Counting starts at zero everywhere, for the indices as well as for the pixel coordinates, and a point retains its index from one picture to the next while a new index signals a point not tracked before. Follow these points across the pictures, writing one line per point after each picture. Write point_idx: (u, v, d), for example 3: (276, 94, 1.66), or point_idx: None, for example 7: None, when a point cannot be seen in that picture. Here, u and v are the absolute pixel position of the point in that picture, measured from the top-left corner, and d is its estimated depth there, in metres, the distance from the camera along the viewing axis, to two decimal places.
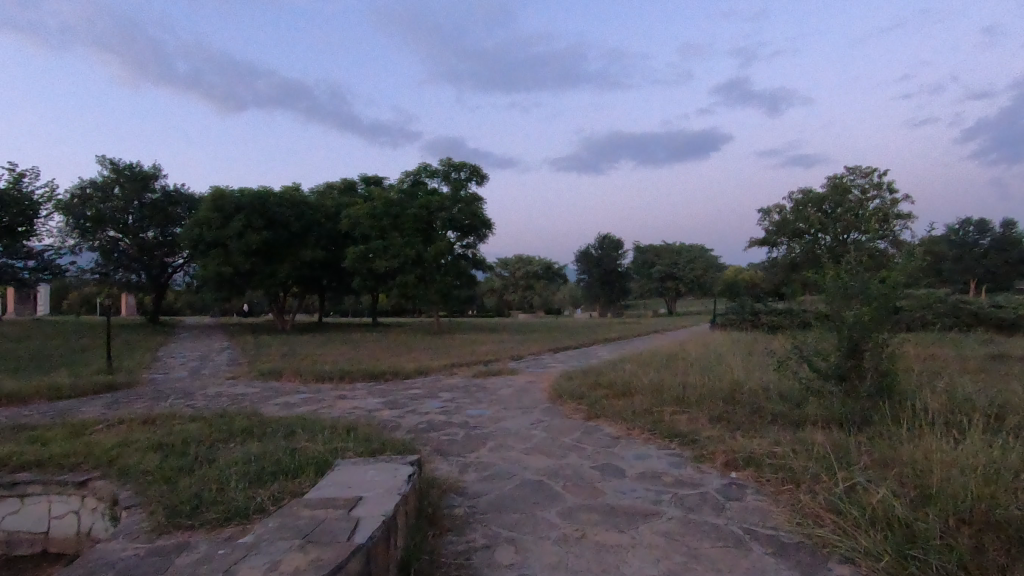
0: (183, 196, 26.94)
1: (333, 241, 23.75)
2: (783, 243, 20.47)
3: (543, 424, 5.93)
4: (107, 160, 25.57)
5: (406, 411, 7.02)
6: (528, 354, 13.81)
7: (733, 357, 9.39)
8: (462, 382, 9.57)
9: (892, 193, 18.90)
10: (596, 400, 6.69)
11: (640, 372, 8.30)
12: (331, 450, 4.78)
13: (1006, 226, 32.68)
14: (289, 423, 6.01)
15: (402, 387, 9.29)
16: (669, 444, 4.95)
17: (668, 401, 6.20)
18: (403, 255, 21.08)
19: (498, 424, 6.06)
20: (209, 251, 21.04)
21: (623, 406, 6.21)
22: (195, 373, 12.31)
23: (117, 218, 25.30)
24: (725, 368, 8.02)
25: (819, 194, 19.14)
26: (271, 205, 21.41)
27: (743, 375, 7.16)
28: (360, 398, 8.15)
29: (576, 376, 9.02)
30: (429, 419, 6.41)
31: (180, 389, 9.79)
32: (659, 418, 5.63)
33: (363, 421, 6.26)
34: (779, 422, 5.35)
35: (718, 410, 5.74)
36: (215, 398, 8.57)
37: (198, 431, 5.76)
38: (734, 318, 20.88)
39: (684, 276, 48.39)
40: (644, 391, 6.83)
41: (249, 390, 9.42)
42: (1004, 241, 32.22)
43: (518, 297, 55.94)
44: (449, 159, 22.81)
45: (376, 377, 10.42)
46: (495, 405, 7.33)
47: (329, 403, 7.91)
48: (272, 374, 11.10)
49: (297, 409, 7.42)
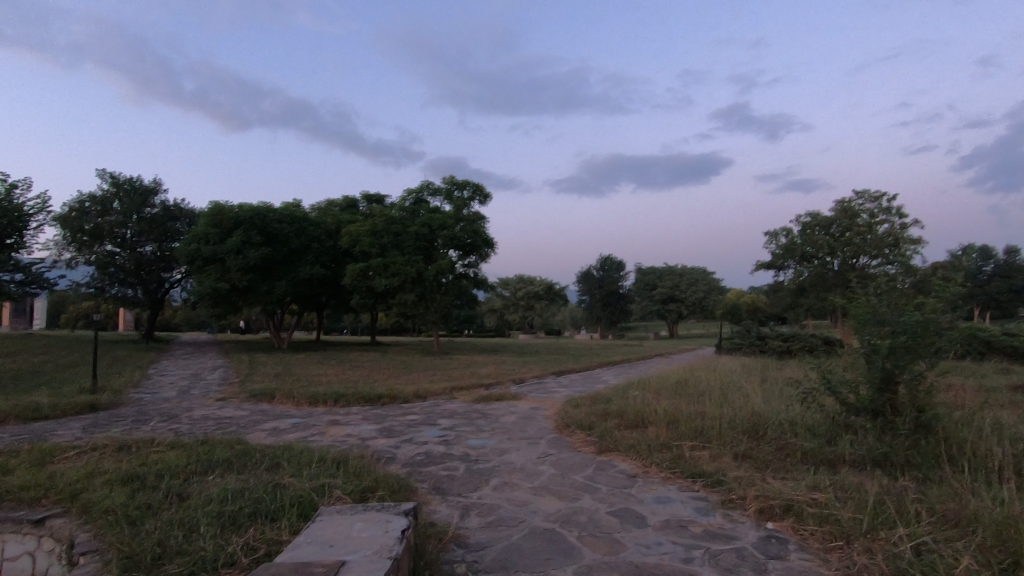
0: (183, 211, 26.77)
1: (332, 259, 23.38)
2: (790, 267, 20.04)
3: (551, 459, 5.46)
4: (108, 173, 25.39)
5: (402, 439, 6.54)
6: (530, 377, 13.30)
7: (749, 385, 8.90)
8: (462, 408, 9.07)
9: (902, 218, 18.51)
10: (606, 431, 6.22)
11: (651, 401, 7.83)
12: (318, 487, 4.31)
13: (1009, 253, 32.40)
14: (275, 453, 5.54)
15: (399, 412, 8.81)
16: (691, 485, 4.49)
17: (686, 434, 5.75)
18: (403, 273, 20.67)
19: (502, 457, 5.59)
20: (206, 267, 20.66)
21: (638, 438, 5.76)
22: (184, 393, 11.83)
23: (114, 232, 25.04)
24: (742, 398, 7.57)
25: (827, 218, 18.82)
26: (270, 221, 21.11)
27: (762, 405, 6.71)
28: (354, 424, 7.66)
29: (583, 403, 8.55)
30: (427, 450, 5.94)
31: (166, 412, 9.27)
32: (679, 454, 5.17)
33: (355, 451, 5.79)
34: (810, 461, 4.89)
35: (741, 445, 5.29)
36: (201, 422, 8.08)
37: (175, 461, 5.28)
38: (740, 343, 20.34)
39: (686, 298, 47.98)
40: (658, 422, 6.36)
41: (238, 414, 8.92)
42: (1008, 267, 31.86)
43: (518, 317, 55.38)
44: (452, 177, 22.63)
45: (372, 401, 9.92)
46: (498, 434, 6.85)
47: (321, 428, 7.43)
48: (263, 395, 10.60)
49: (286, 436, 6.93)
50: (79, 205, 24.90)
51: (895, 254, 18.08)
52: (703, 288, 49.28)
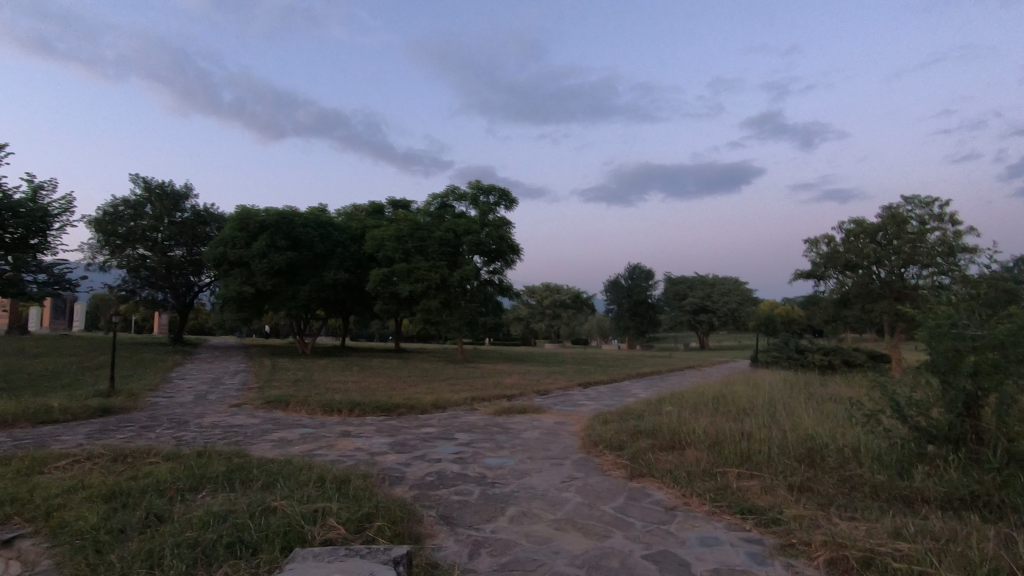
0: (213, 215, 27.09)
1: (357, 264, 23.17)
2: (832, 277, 19.00)
3: (577, 484, 4.86)
4: (141, 178, 25.84)
5: (413, 456, 6.00)
6: (556, 389, 12.66)
7: (797, 403, 8.09)
8: (482, 421, 8.49)
9: (957, 225, 17.28)
10: (639, 452, 5.60)
11: (689, 418, 7.13)
12: (310, 512, 3.78)
13: None
14: (274, 469, 5.05)
15: (415, 424, 8.28)
16: (742, 524, 3.84)
17: (731, 458, 5.08)
18: (427, 279, 20.29)
19: (522, 480, 5.01)
20: (232, 270, 20.68)
21: (675, 462, 5.15)
22: (200, 398, 11.58)
23: (146, 235, 25.43)
24: (791, 417, 6.82)
25: (872, 225, 17.75)
26: (296, 225, 21.04)
27: (817, 427, 5.99)
28: (365, 437, 7.16)
29: (613, 419, 7.89)
30: (441, 469, 5.39)
31: (177, 418, 8.96)
32: (724, 483, 4.52)
33: (361, 469, 5.27)
34: (883, 497, 4.20)
35: (796, 474, 4.63)
36: (210, 430, 7.72)
37: (165, 476, 4.84)
38: (778, 356, 19.39)
39: (718, 309, 46.52)
40: (697, 443, 5.72)
41: (249, 422, 8.53)
42: None
43: (545, 326, 54.67)
44: (478, 182, 22.25)
45: (388, 412, 9.45)
46: (519, 452, 6.26)
47: (331, 440, 6.95)
48: (278, 402, 10.24)
49: (291, 448, 6.46)
50: (113, 209, 25.38)
51: (949, 263, 16.88)
52: (736, 299, 47.74)
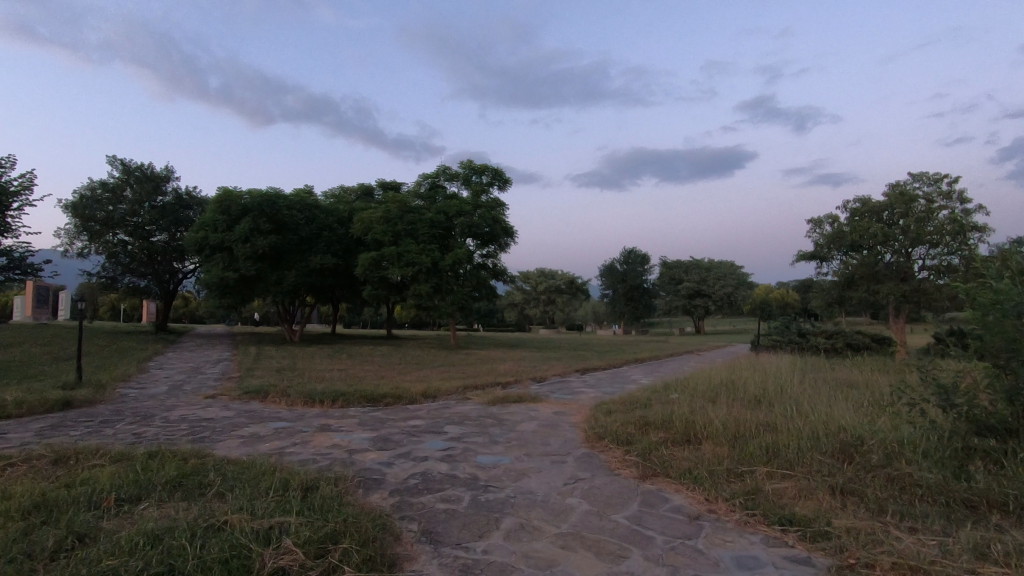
0: (195, 199, 26.18)
1: (345, 248, 22.36)
2: (836, 258, 18.45)
3: (582, 487, 4.23)
4: (118, 160, 24.86)
5: (397, 454, 5.32)
6: (552, 375, 12.07)
7: (815, 389, 7.48)
8: (474, 412, 7.84)
9: (965, 203, 16.72)
10: (650, 448, 4.98)
11: (701, 407, 6.51)
12: (266, 530, 3.13)
13: None
14: (233, 473, 4.37)
15: (401, 416, 7.62)
16: (782, 537, 3.22)
17: (759, 454, 4.47)
18: (418, 262, 19.56)
19: (519, 483, 4.36)
20: (214, 255, 19.85)
21: (695, 458, 4.54)
22: (175, 389, 10.89)
23: (125, 220, 24.49)
24: (814, 406, 6.22)
25: (879, 203, 17.15)
26: (280, 208, 20.19)
27: (845, 417, 5.40)
28: (345, 431, 6.49)
29: (616, 408, 7.28)
30: (427, 470, 4.73)
31: (144, 411, 8.25)
32: (754, 485, 3.90)
33: (334, 471, 4.60)
34: (943, 502, 3.60)
35: (836, 474, 4.01)
36: (176, 425, 7.03)
37: (104, 482, 4.16)
38: (779, 340, 18.94)
39: (714, 293, 45.93)
40: (714, 436, 5.11)
41: (221, 415, 7.83)
42: None
43: (540, 311, 54.07)
44: (470, 162, 21.45)
45: (375, 402, 8.81)
46: (515, 448, 5.60)
47: (307, 436, 6.28)
48: (256, 393, 9.55)
49: (261, 446, 5.78)
50: (90, 192, 24.42)
51: (958, 243, 16.35)
52: (731, 283, 47.20)
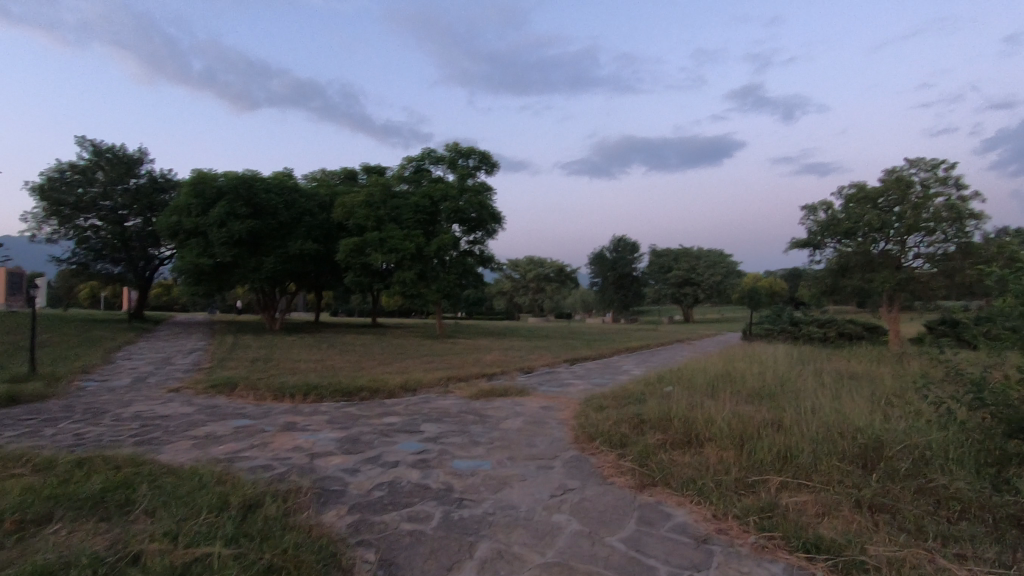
0: (171, 182, 25.23)
1: (326, 234, 21.61)
2: (829, 245, 18.09)
3: (573, 500, 3.69)
4: (88, 140, 23.83)
5: (365, 459, 4.74)
6: (540, 366, 11.56)
7: (818, 384, 7.03)
8: (455, 407, 7.28)
9: (962, 189, 16.31)
10: (647, 452, 4.46)
11: (699, 404, 6.03)
12: (187, 565, 2.57)
13: None
14: (171, 485, 3.78)
15: (376, 412, 7.07)
16: (808, 569, 2.71)
17: (769, 459, 3.98)
18: (402, 248, 18.89)
19: (500, 494, 3.82)
20: (188, 241, 19.02)
21: (697, 464, 4.05)
22: (138, 381, 10.22)
23: (97, 203, 23.53)
24: (821, 402, 5.77)
25: (875, 189, 16.77)
26: (257, 191, 19.34)
27: (861, 416, 4.93)
28: (311, 431, 5.90)
29: (608, 403, 6.77)
30: (396, 479, 4.17)
31: (97, 406, 7.61)
32: (770, 500, 3.38)
33: (289, 482, 4.03)
34: (988, 522, 3.09)
35: (860, 487, 3.52)
36: (127, 424, 6.40)
37: (14, 498, 3.55)
38: (771, 329, 18.64)
39: (703, 281, 45.62)
40: (717, 439, 4.60)
41: (179, 411, 7.21)
42: None
43: (529, 299, 53.62)
44: (456, 144, 20.71)
45: (349, 396, 8.22)
46: (497, 450, 5.03)
47: (268, 436, 5.69)
48: (223, 386, 8.94)
49: (214, 448, 5.19)
50: (58, 174, 23.35)
51: (955, 230, 16.00)
52: (720, 271, 47.02)
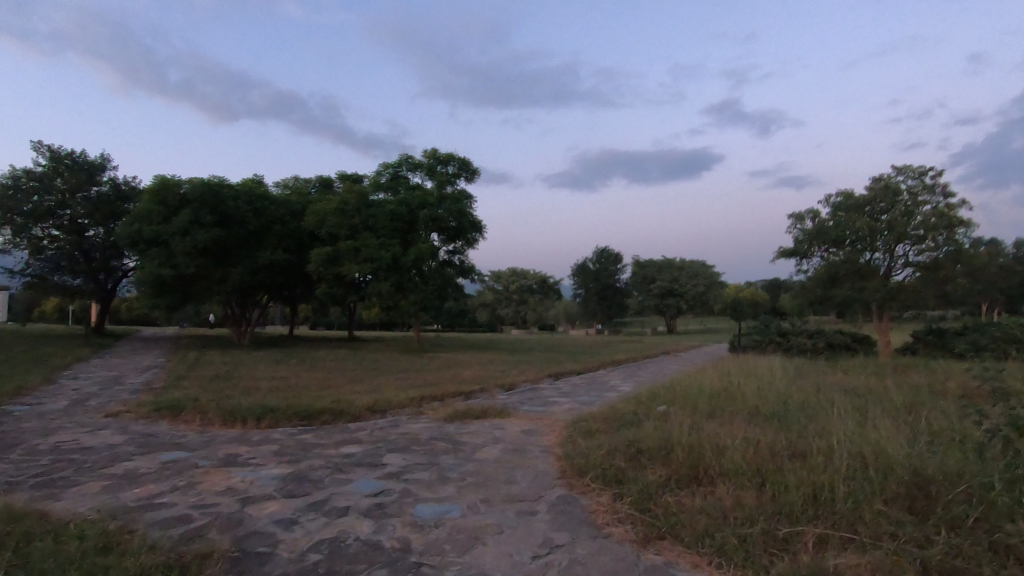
0: (135, 190, 24.04)
1: (298, 244, 20.67)
2: (817, 255, 17.61)
3: (561, 564, 2.91)
4: (45, 146, 22.59)
5: (308, 504, 3.89)
6: (522, 382, 10.77)
7: (827, 404, 6.38)
8: (425, 433, 6.43)
9: (949, 196, 16.02)
10: (648, 493, 3.74)
11: (701, 428, 5.33)
12: None
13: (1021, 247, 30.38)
14: (39, 553, 2.91)
15: (335, 440, 6.20)
16: None
17: (799, 502, 3.28)
18: (377, 258, 18.07)
19: (469, 558, 3.00)
20: (149, 251, 17.96)
21: (713, 509, 3.33)
22: (76, 404, 9.17)
23: (53, 212, 22.23)
24: (840, 425, 5.11)
25: (863, 196, 16.39)
26: (224, 197, 18.36)
27: (893, 444, 4.26)
28: (252, 466, 5.02)
29: (597, 427, 6.02)
30: (340, 536, 3.32)
31: (13, 436, 6.63)
32: (812, 564, 2.68)
33: (200, 544, 3.17)
34: None
35: (918, 542, 2.84)
36: (39, 459, 5.45)
37: None
38: (759, 340, 18.14)
39: (686, 292, 45.28)
40: (731, 475, 3.89)
41: (108, 441, 6.27)
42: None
43: (511, 311, 52.98)
44: (434, 151, 20.02)
45: (308, 421, 7.34)
46: (469, 490, 4.23)
47: (200, 472, 4.81)
48: (168, 410, 7.98)
49: (128, 491, 4.29)
50: (12, 181, 22.02)
51: (945, 238, 15.67)
52: (703, 282, 46.73)
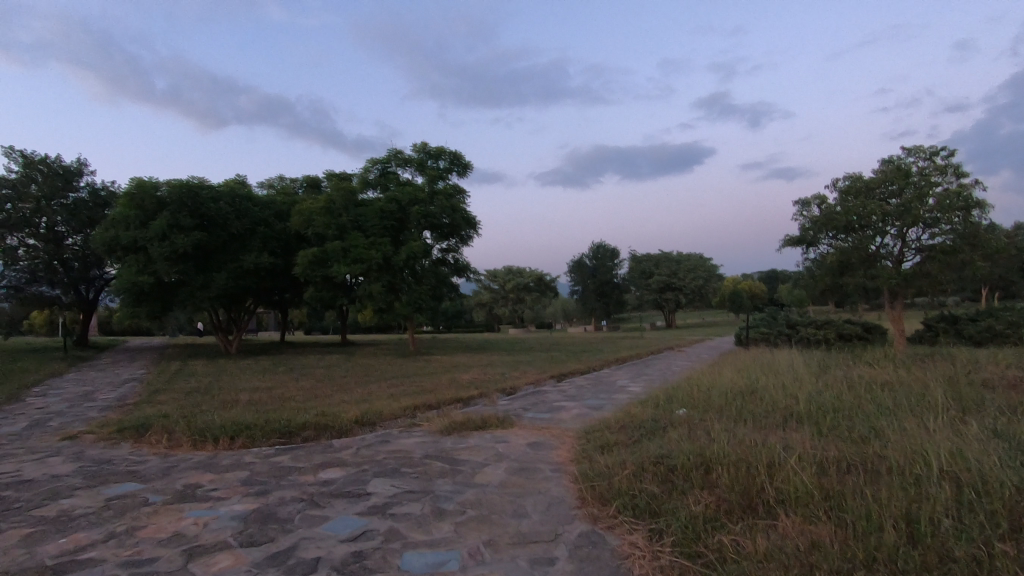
0: (114, 195, 23.17)
1: (284, 246, 19.85)
2: (825, 242, 16.91)
3: None
4: (18, 152, 21.66)
5: (269, 557, 3.11)
6: (524, 385, 10.00)
7: (872, 405, 5.65)
8: (419, 450, 5.65)
9: (962, 177, 15.32)
10: (697, 529, 2.99)
11: (738, 437, 4.57)
12: None
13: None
14: None
15: (314, 462, 5.39)
16: None
17: (899, 545, 2.55)
18: (366, 258, 17.25)
19: None
20: (126, 257, 17.08)
21: (786, 554, 2.59)
22: (35, 425, 8.34)
23: (28, 220, 21.25)
24: (902, 433, 4.39)
25: (872, 180, 15.68)
26: (203, 199, 17.48)
27: (982, 455, 3.52)
28: (213, 501, 4.23)
29: (614, 439, 5.25)
30: None
31: None
32: None
33: None
34: None
35: None
36: None
37: None
38: (768, 332, 17.45)
39: (684, 285, 44.57)
40: (793, 503, 3.15)
41: (54, 472, 5.47)
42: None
43: (508, 311, 52.24)
44: (423, 145, 19.22)
45: (288, 438, 6.56)
46: (470, 527, 3.47)
47: (148, 513, 4.00)
48: (133, 430, 7.17)
49: (53, 541, 3.50)
50: None
51: (960, 220, 14.96)
52: (702, 275, 46.06)
